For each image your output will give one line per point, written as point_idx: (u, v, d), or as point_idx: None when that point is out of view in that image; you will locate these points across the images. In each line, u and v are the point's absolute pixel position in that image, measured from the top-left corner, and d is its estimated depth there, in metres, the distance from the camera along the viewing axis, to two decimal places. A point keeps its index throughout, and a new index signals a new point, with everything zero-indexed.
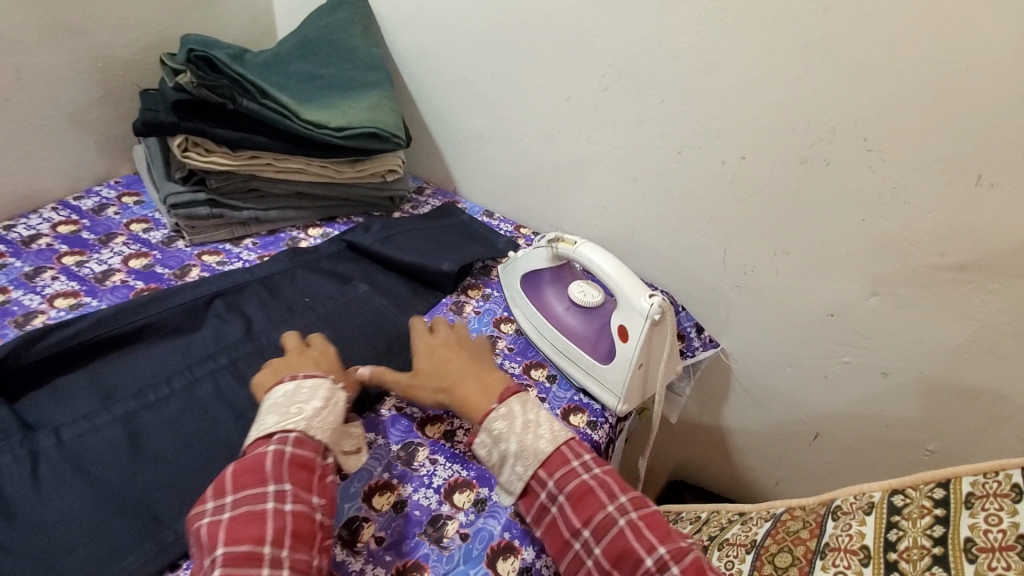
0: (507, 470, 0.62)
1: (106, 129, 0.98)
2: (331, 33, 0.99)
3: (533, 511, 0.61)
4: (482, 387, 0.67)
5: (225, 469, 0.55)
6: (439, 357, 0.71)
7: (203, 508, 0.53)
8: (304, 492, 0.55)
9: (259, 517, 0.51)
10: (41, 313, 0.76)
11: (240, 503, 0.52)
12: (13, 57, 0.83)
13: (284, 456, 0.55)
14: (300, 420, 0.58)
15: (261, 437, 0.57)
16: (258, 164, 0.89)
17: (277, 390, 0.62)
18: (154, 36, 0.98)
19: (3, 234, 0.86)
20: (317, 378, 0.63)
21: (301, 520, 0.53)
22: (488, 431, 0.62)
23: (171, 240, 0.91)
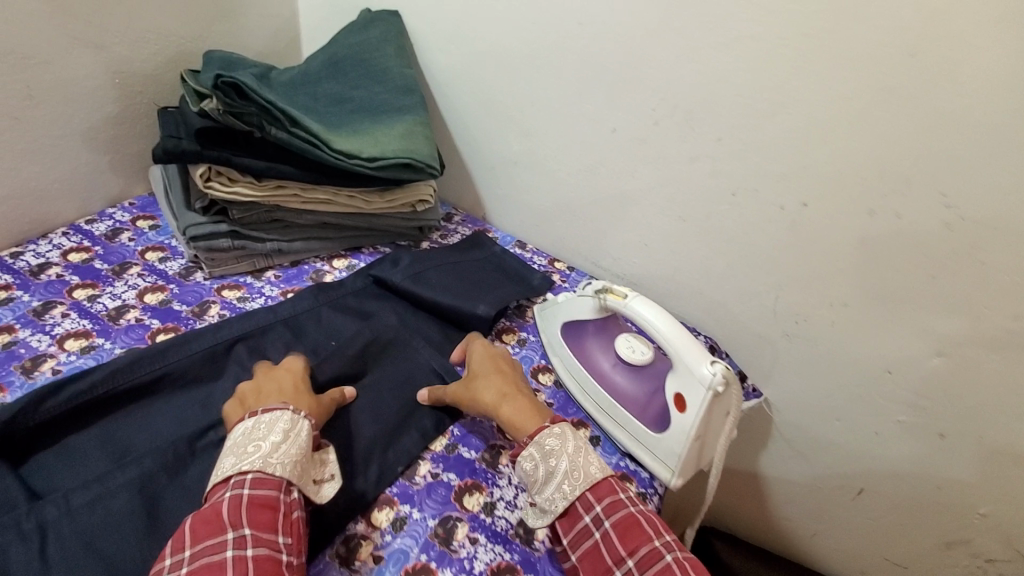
0: (551, 487, 0.62)
1: (122, 148, 0.92)
2: (363, 52, 0.93)
3: (573, 534, 0.60)
4: (526, 408, 0.68)
5: (183, 522, 0.52)
6: (487, 369, 0.73)
7: (160, 565, 0.49)
8: (268, 533, 0.52)
9: (218, 567, 0.48)
10: (50, 358, 0.71)
11: (199, 556, 0.49)
12: (24, 73, 0.77)
13: (241, 499, 0.53)
14: (255, 459, 0.55)
15: (218, 483, 0.55)
16: (284, 195, 0.83)
17: (237, 428, 0.59)
18: (174, 49, 0.92)
19: (11, 263, 0.81)
20: (275, 411, 0.60)
21: (265, 564, 0.50)
22: (540, 446, 0.63)
23: (189, 272, 0.86)
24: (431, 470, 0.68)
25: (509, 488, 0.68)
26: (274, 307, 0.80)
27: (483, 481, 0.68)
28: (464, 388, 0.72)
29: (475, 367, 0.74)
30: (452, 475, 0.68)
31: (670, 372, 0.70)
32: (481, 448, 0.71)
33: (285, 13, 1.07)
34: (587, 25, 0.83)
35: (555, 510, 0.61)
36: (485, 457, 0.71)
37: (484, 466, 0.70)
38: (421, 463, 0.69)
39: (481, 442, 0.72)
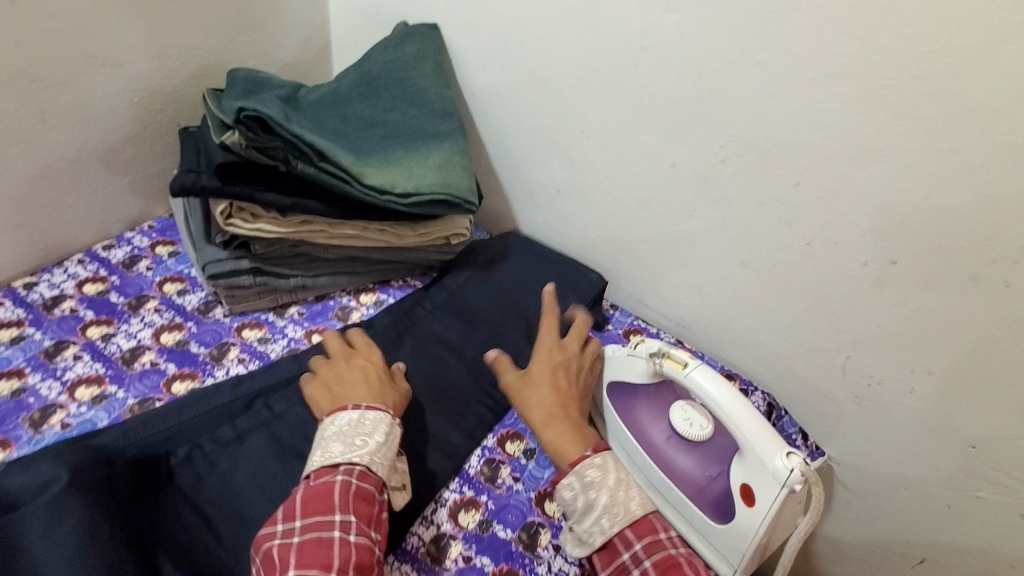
0: (590, 519, 0.57)
1: (141, 168, 0.87)
2: (399, 70, 0.85)
3: (611, 568, 0.55)
4: (579, 432, 0.63)
5: (294, 492, 0.54)
6: (546, 378, 0.68)
7: (273, 530, 0.52)
8: (368, 525, 0.53)
9: (327, 545, 0.50)
10: (60, 409, 0.66)
11: (309, 529, 0.51)
12: (38, 95, 0.72)
13: (351, 487, 0.54)
14: (363, 453, 0.57)
15: (326, 466, 0.56)
16: (309, 230, 0.77)
17: (339, 418, 0.60)
18: (198, 63, 0.86)
19: (24, 295, 0.77)
20: (381, 411, 0.61)
21: (365, 552, 0.51)
22: (579, 476, 0.59)
23: (208, 307, 0.80)
24: (462, 552, 0.61)
25: None
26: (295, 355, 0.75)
27: (520, 567, 0.61)
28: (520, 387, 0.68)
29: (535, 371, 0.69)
30: (486, 559, 0.61)
31: (736, 458, 0.62)
32: (518, 527, 0.64)
33: (316, 21, 1.00)
34: (651, 49, 0.74)
35: (592, 544, 0.56)
36: (522, 538, 0.63)
37: (522, 549, 0.62)
38: (452, 543, 0.62)
39: (518, 517, 0.65)
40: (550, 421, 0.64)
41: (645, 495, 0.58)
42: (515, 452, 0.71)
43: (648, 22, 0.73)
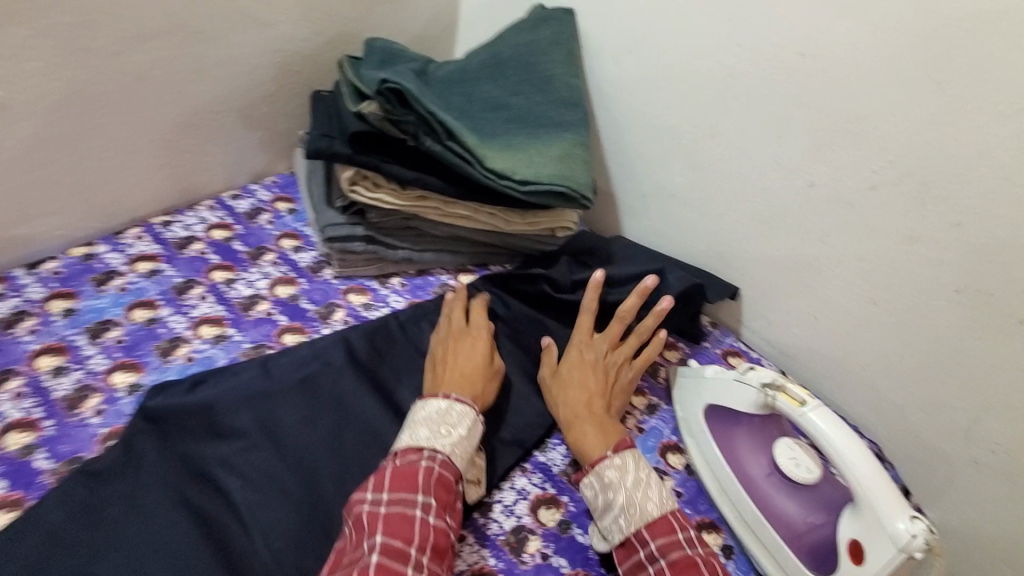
0: (609, 517, 0.59)
1: (272, 126, 0.91)
2: (529, 54, 0.85)
3: (628, 564, 0.56)
4: (601, 431, 0.65)
5: (383, 465, 0.56)
6: (576, 377, 0.71)
7: (363, 495, 0.53)
8: (445, 509, 0.55)
9: (409, 520, 0.52)
10: (186, 343, 0.71)
11: (394, 501, 0.53)
12: (196, 47, 0.76)
13: (433, 472, 0.56)
14: (445, 445, 0.58)
15: (412, 448, 0.57)
16: (424, 206, 0.78)
17: (428, 404, 0.61)
18: (336, 30, 0.89)
19: (162, 232, 0.83)
20: (467, 405, 0.61)
21: (440, 535, 0.53)
22: (600, 476, 0.60)
23: (319, 267, 0.83)
24: (540, 549, 0.61)
25: None
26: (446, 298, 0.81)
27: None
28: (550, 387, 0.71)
29: (562, 371, 0.71)
30: (562, 559, 0.60)
31: (848, 510, 0.58)
32: None
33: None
34: (809, 57, 0.69)
35: (611, 540, 0.58)
36: None
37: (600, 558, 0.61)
38: (531, 537, 0.62)
39: None
40: (573, 422, 0.67)
41: (663, 495, 0.58)
42: None
43: (812, 25, 0.68)
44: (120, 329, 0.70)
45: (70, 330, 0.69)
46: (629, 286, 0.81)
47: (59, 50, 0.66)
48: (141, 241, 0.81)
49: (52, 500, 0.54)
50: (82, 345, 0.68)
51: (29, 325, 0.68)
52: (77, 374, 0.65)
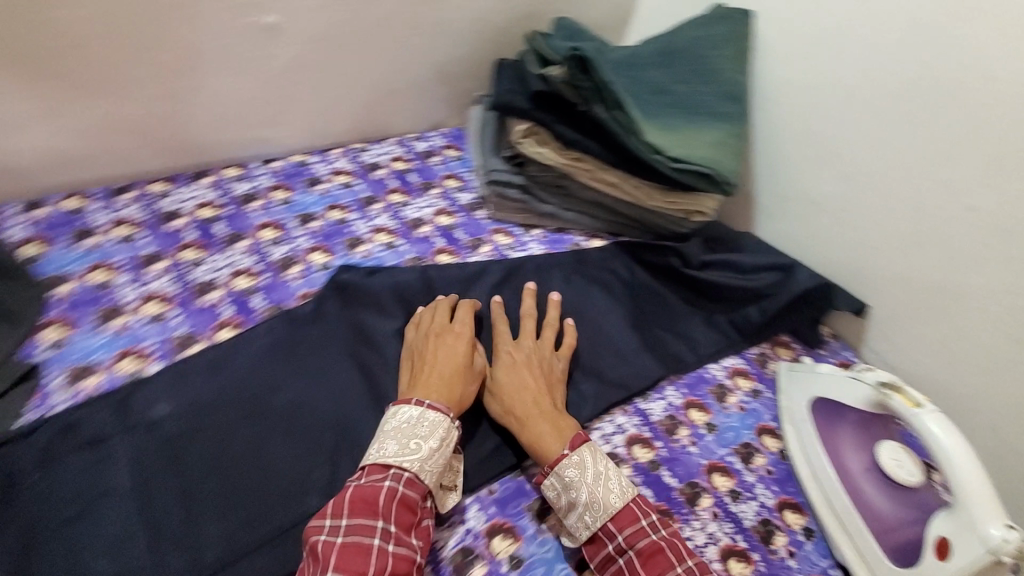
0: (574, 515, 0.59)
1: (457, 84, 1.05)
2: (701, 48, 0.91)
3: (599, 559, 0.58)
4: (552, 427, 0.63)
5: (343, 487, 0.55)
6: (510, 377, 0.67)
7: (320, 523, 0.51)
8: (408, 531, 0.54)
9: (365, 551, 0.50)
10: (365, 243, 0.85)
11: (351, 530, 0.51)
12: (422, 6, 0.91)
13: (396, 494, 0.54)
14: (413, 461, 0.56)
15: (378, 464, 0.56)
16: (578, 167, 0.87)
17: (400, 411, 0.59)
18: (530, 8, 1.01)
19: (357, 154, 0.99)
20: (441, 413, 0.59)
21: (401, 562, 0.51)
22: (560, 476, 0.59)
23: (475, 207, 0.96)
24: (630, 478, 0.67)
25: (700, 531, 0.64)
26: (580, 254, 0.90)
27: (677, 512, 0.65)
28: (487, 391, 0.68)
29: (498, 374, 0.67)
30: (648, 491, 0.66)
31: (945, 511, 0.60)
32: (685, 481, 0.68)
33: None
34: (998, 82, 0.69)
35: (580, 537, 0.59)
36: (685, 490, 0.67)
37: (682, 500, 0.66)
38: (623, 465, 0.68)
39: (685, 474, 0.69)
40: (521, 422, 0.64)
41: (623, 483, 0.59)
42: (698, 420, 0.74)
43: (1008, 50, 0.68)
44: (320, 222, 0.87)
45: (285, 214, 0.86)
46: (754, 275, 0.86)
47: None
48: (340, 159, 0.98)
49: (263, 332, 0.69)
50: (292, 227, 0.85)
51: (259, 205, 0.87)
52: (288, 247, 0.82)
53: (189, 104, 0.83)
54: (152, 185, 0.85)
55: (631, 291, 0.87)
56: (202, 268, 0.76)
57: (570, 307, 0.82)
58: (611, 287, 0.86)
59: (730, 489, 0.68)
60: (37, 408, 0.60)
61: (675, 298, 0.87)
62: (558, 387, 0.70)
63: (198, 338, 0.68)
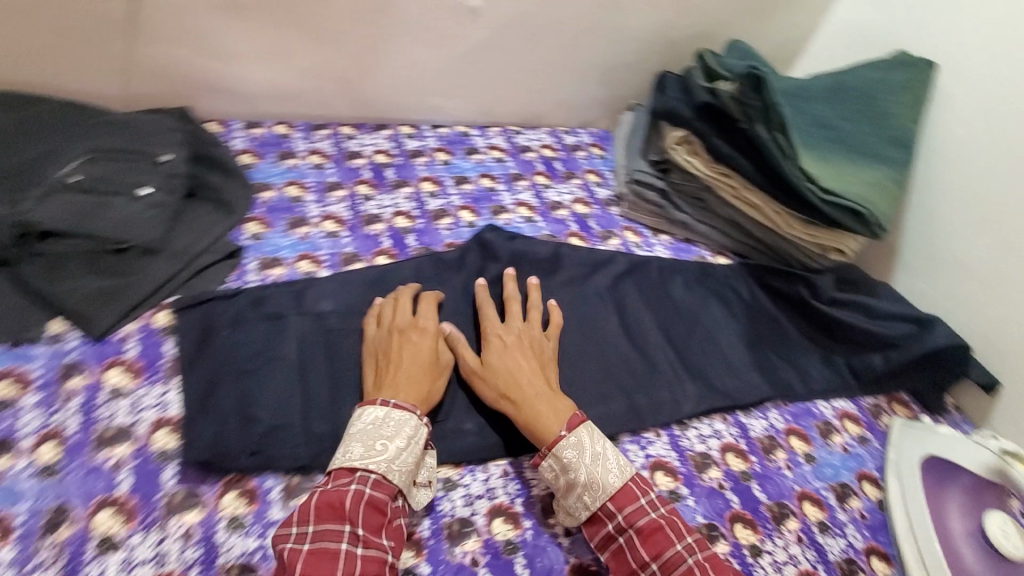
0: (571, 496, 0.58)
1: (616, 89, 1.11)
2: (873, 90, 0.90)
3: (598, 538, 0.57)
4: (549, 406, 0.62)
5: (308, 494, 0.53)
6: (500, 362, 0.66)
7: (286, 532, 0.51)
8: (378, 533, 0.52)
9: (331, 556, 0.49)
10: (508, 212, 0.93)
11: (318, 535, 0.50)
12: (606, 11, 0.98)
13: (363, 496, 0.53)
14: (380, 462, 0.55)
15: (344, 469, 0.54)
16: (723, 182, 0.90)
17: (366, 412, 0.58)
18: (703, 28, 1.06)
19: (513, 136, 1.08)
20: (407, 410, 0.58)
21: (372, 564, 0.50)
22: (558, 458, 0.59)
23: (610, 203, 1.00)
24: (719, 480, 0.68)
25: (781, 549, 0.64)
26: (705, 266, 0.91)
27: (761, 525, 0.65)
28: (476, 378, 0.65)
29: (491, 359, 0.65)
30: (735, 497, 0.67)
31: None
32: (774, 498, 0.68)
33: (799, 32, 1.12)
34: None
35: (579, 518, 0.58)
36: (773, 508, 0.67)
37: (769, 515, 0.66)
38: (715, 467, 0.70)
39: (775, 493, 0.69)
40: (517, 404, 0.63)
41: (619, 462, 0.59)
42: (797, 448, 0.74)
43: None
44: (472, 186, 0.96)
45: (444, 173, 0.96)
46: (885, 324, 0.84)
47: None
48: (495, 136, 1.06)
49: (413, 265, 0.78)
50: (448, 185, 0.95)
51: (423, 161, 0.97)
52: (442, 201, 0.91)
53: (388, 64, 0.95)
54: (342, 127, 0.98)
55: (751, 312, 0.87)
56: (371, 202, 0.88)
57: (688, 310, 0.84)
58: (731, 304, 0.87)
59: (819, 520, 0.67)
60: (235, 281, 0.73)
61: (794, 330, 0.86)
62: (553, 365, 0.68)
63: (361, 257, 0.80)
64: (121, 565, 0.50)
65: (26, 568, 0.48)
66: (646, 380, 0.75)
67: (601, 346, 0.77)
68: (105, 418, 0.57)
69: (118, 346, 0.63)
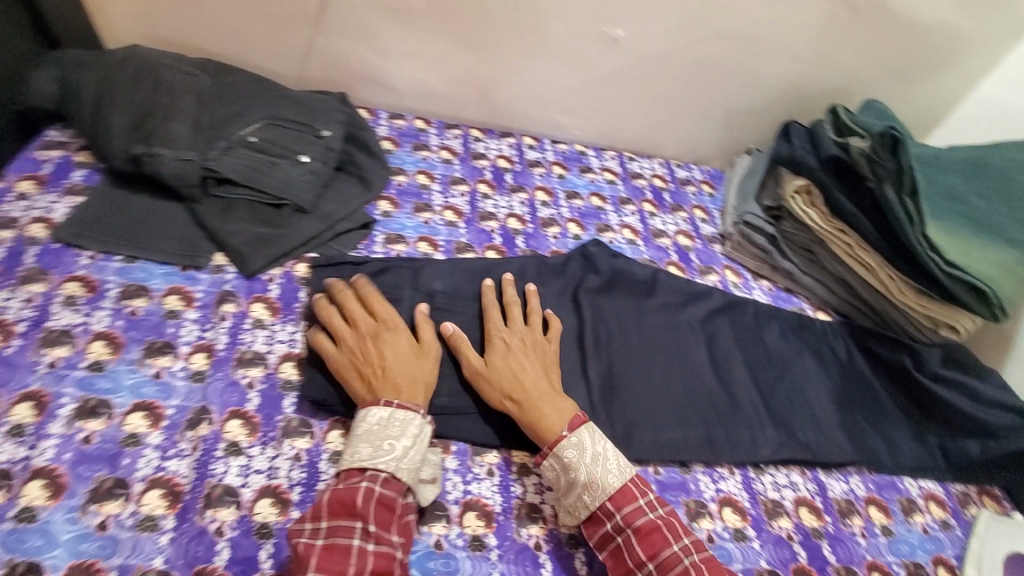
0: (571, 495, 0.60)
1: (738, 131, 1.12)
2: (1018, 171, 0.86)
3: (596, 537, 0.59)
4: (553, 406, 0.64)
5: (322, 491, 0.55)
6: (504, 363, 0.67)
7: (301, 527, 0.53)
8: (388, 530, 0.54)
9: (344, 552, 0.51)
10: (612, 232, 0.96)
11: (331, 531, 0.52)
12: (745, 56, 1.00)
13: (373, 494, 0.55)
14: (388, 462, 0.56)
15: (354, 469, 0.56)
16: (838, 238, 0.89)
17: (368, 414, 0.58)
18: (840, 85, 1.06)
19: (627, 161, 1.11)
20: (411, 408, 0.59)
21: (382, 560, 0.52)
22: (559, 458, 0.61)
23: (713, 240, 1.00)
24: (788, 530, 0.68)
25: None
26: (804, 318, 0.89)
27: None
28: (478, 378, 0.66)
29: (495, 360, 0.67)
30: (803, 550, 0.67)
31: None
32: (842, 561, 0.67)
33: (942, 102, 1.09)
34: None
35: (578, 517, 0.60)
36: (840, 570, 0.66)
37: None
38: (785, 516, 0.69)
39: (845, 557, 0.68)
40: (520, 404, 0.64)
41: (621, 463, 0.61)
42: (874, 518, 0.72)
43: None
44: (581, 202, 1.00)
45: (558, 186, 1.01)
46: (991, 414, 0.79)
47: (674, 24, 0.96)
48: (609, 159, 1.10)
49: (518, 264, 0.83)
50: (560, 197, 0.99)
51: (540, 171, 1.03)
52: (553, 211, 0.96)
53: (528, 78, 1.02)
54: (472, 130, 1.06)
55: (845, 373, 0.85)
56: (489, 201, 0.94)
57: (777, 357, 0.84)
58: (826, 361, 0.85)
59: None
60: (363, 249, 0.81)
61: (888, 399, 0.83)
62: (554, 367, 0.70)
63: (473, 248, 0.86)
64: (241, 470, 0.58)
65: (170, 452, 0.57)
66: (727, 417, 0.75)
67: (686, 373, 0.78)
68: (248, 343, 0.67)
69: (264, 286, 0.73)
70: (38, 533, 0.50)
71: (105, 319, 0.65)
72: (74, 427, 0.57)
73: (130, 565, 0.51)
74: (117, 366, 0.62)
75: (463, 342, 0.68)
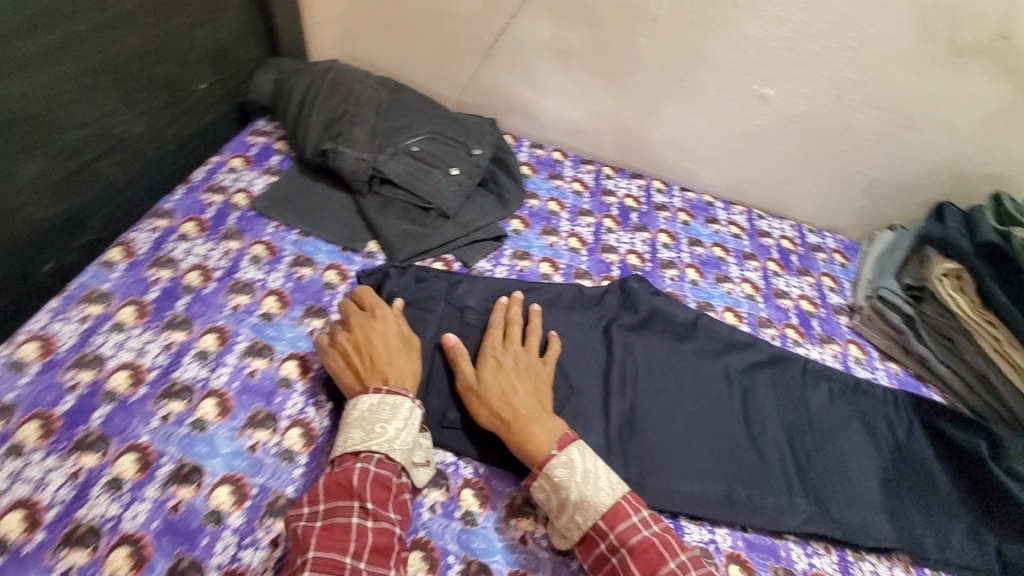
0: (564, 516, 0.59)
1: (881, 205, 1.08)
2: None
3: (592, 558, 0.58)
4: (543, 425, 0.63)
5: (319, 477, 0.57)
6: (496, 381, 0.66)
7: (298, 511, 0.55)
8: (386, 508, 0.55)
9: (343, 531, 0.53)
10: (730, 283, 0.96)
11: (329, 512, 0.54)
12: (900, 129, 0.98)
13: (368, 474, 0.56)
14: (381, 444, 0.58)
15: (348, 454, 0.58)
16: (987, 330, 0.83)
17: (357, 403, 0.60)
18: (1008, 171, 0.99)
19: (756, 219, 1.10)
20: (399, 393, 0.61)
21: (382, 535, 0.54)
22: (549, 477, 0.59)
23: (840, 311, 0.97)
24: None
25: None
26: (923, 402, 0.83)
27: None
28: (472, 394, 0.66)
29: (485, 377, 0.66)
30: None
31: None
32: None
33: None
34: None
35: (573, 538, 0.58)
36: None
37: None
38: None
39: None
40: (508, 423, 0.63)
41: (611, 480, 0.59)
42: None
43: None
44: (703, 249, 1.01)
45: (682, 231, 1.03)
46: None
47: (827, 89, 0.96)
48: (737, 214, 1.10)
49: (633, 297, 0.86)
50: (682, 242, 1.01)
51: (665, 215, 1.05)
52: (675, 255, 0.98)
53: (668, 125, 1.06)
54: (605, 167, 1.12)
55: (897, 451, 0.77)
56: (612, 235, 0.98)
57: (823, 424, 0.78)
58: (878, 436, 0.78)
59: None
60: (492, 259, 0.89)
61: (949, 486, 0.75)
62: (547, 388, 0.68)
63: (590, 275, 0.91)
64: None
65: (312, 400, 0.66)
66: (756, 471, 0.71)
67: (790, 434, 0.76)
68: None
69: None
70: (205, 441, 0.60)
71: (279, 279, 0.77)
72: (244, 361, 0.67)
73: (269, 486, 0.59)
74: (283, 320, 0.73)
75: (461, 355, 0.68)
